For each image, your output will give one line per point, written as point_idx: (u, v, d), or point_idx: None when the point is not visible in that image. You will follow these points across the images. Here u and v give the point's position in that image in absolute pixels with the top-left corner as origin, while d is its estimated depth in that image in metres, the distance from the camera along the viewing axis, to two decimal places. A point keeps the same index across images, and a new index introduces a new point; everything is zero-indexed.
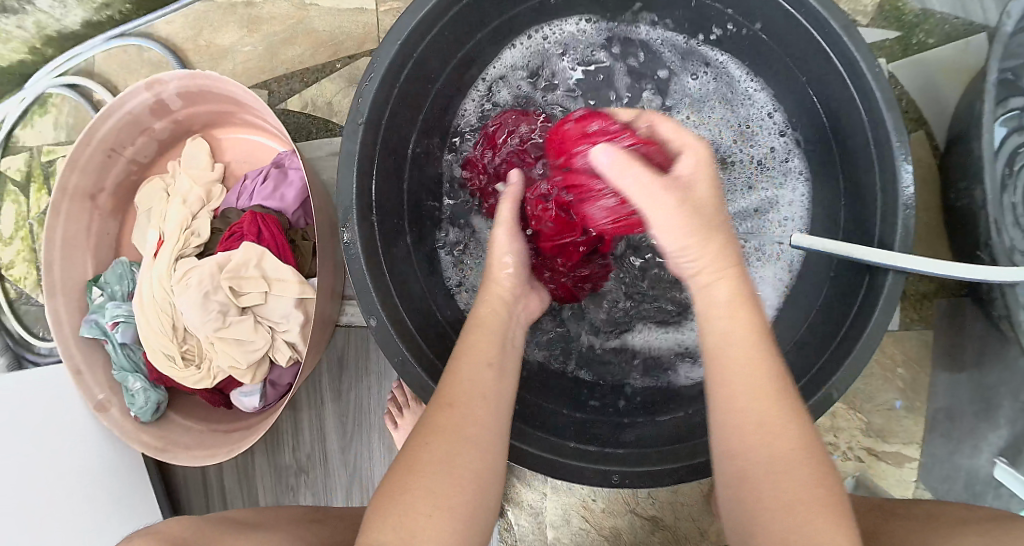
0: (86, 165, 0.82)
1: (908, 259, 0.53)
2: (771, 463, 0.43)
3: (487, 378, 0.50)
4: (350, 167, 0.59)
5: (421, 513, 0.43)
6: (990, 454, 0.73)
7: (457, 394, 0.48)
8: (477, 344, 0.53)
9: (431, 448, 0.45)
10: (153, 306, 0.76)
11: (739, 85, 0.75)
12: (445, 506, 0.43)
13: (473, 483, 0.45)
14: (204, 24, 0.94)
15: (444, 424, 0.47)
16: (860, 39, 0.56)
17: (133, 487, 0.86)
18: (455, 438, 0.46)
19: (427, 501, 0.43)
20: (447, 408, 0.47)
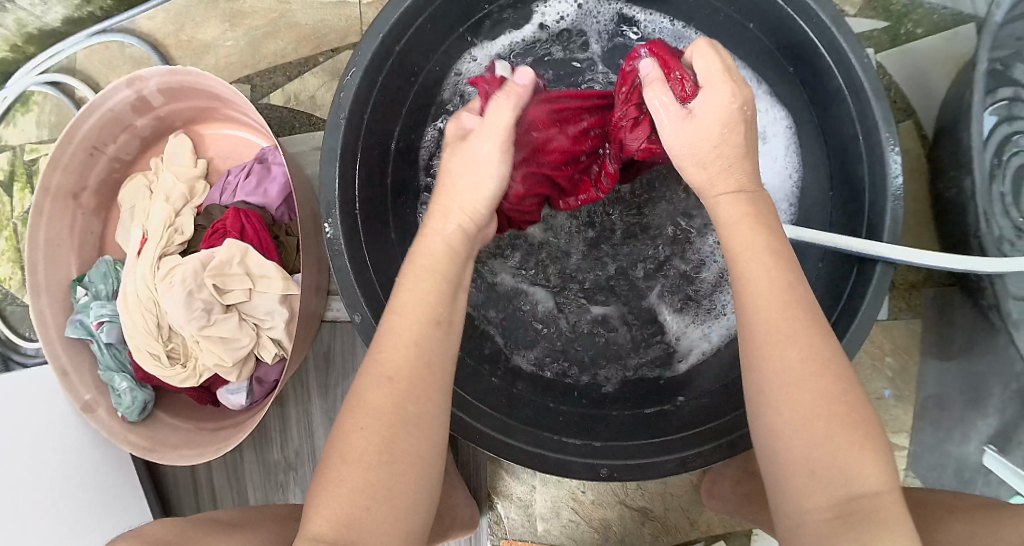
0: (68, 163, 0.81)
1: (891, 249, 0.55)
2: (798, 399, 0.40)
3: (429, 343, 0.43)
4: (333, 162, 0.58)
5: (358, 506, 0.39)
6: (981, 441, 0.73)
7: (397, 368, 0.42)
8: (422, 291, 0.45)
9: (370, 433, 0.41)
10: (137, 304, 0.75)
11: None
12: (388, 499, 0.40)
13: (415, 467, 0.41)
14: (186, 19, 0.93)
15: (380, 408, 0.41)
16: (848, 28, 0.56)
17: (121, 487, 0.85)
18: (394, 419, 0.41)
19: (367, 496, 0.39)
20: (385, 384, 0.42)
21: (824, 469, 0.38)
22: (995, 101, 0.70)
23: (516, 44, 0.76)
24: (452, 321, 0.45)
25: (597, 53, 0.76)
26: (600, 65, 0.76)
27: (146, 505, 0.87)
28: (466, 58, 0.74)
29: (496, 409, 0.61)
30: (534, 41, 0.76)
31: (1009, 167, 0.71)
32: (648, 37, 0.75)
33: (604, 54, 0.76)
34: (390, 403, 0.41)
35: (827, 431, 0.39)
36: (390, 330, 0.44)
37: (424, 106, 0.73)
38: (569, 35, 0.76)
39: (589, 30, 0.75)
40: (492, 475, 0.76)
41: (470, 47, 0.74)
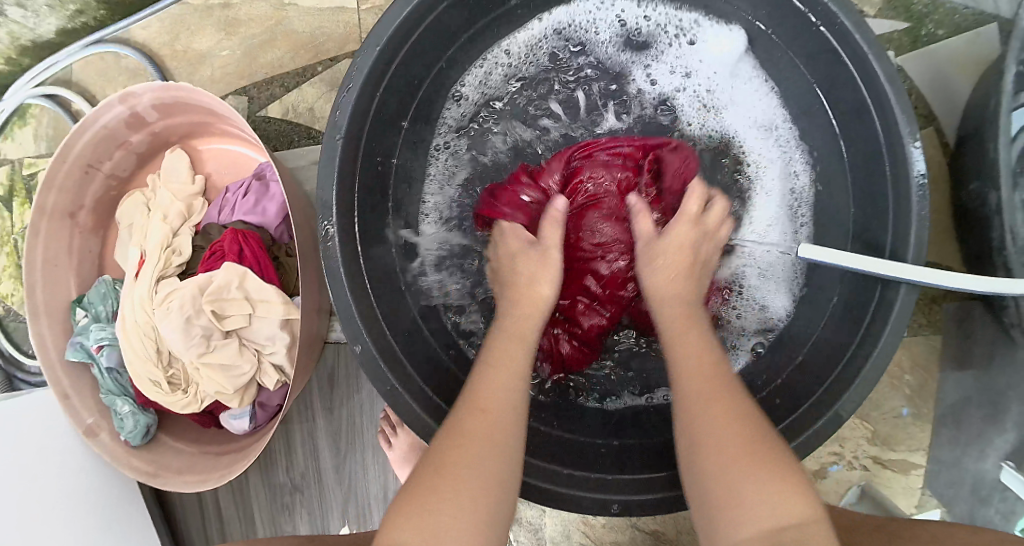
0: (63, 183, 0.79)
1: (921, 273, 0.50)
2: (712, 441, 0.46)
3: (512, 390, 0.51)
4: (330, 186, 0.55)
5: (457, 513, 0.43)
6: (998, 458, 0.68)
7: (490, 403, 0.49)
8: (506, 358, 0.54)
9: (465, 452, 0.46)
10: (135, 329, 0.73)
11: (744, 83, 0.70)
12: (473, 514, 0.43)
13: (495, 490, 0.45)
14: (180, 27, 0.90)
15: (472, 430, 0.47)
16: (874, 37, 0.52)
17: (127, 508, 0.84)
18: (490, 441, 0.47)
19: (451, 508, 0.43)
20: (478, 413, 0.49)
21: (745, 494, 0.42)
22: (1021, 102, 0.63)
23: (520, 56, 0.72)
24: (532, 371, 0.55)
25: (606, 62, 0.73)
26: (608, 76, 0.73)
27: (154, 528, 0.86)
28: (469, 74, 0.72)
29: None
30: (541, 52, 0.73)
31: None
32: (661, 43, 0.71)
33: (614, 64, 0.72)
34: (481, 427, 0.48)
35: (742, 465, 0.44)
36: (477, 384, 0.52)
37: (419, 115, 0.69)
38: (578, 46, 0.73)
39: (597, 38, 0.72)
40: None
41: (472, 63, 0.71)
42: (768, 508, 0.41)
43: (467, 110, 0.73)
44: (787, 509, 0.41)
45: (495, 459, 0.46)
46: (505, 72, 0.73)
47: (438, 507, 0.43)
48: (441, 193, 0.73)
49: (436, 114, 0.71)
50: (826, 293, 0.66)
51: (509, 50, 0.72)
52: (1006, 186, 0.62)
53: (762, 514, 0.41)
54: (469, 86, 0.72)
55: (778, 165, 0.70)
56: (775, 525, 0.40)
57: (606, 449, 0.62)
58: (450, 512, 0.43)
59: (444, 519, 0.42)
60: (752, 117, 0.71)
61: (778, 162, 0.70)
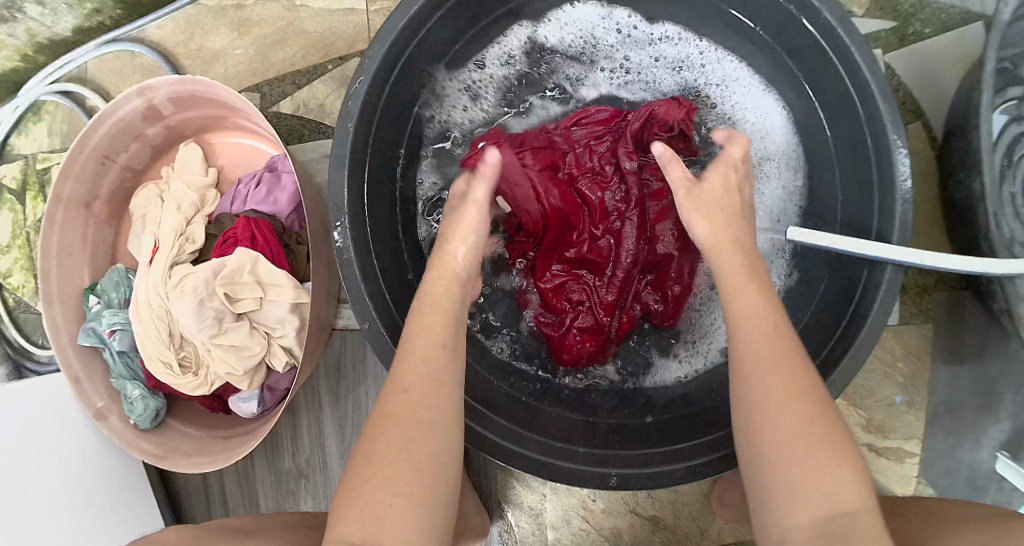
0: (80, 173, 0.82)
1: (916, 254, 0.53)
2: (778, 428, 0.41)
3: (440, 359, 0.48)
4: (341, 169, 0.58)
5: (380, 505, 0.41)
6: (992, 447, 0.72)
7: (413, 379, 0.46)
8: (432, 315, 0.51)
9: (391, 436, 0.44)
10: (149, 313, 0.76)
11: (743, 88, 0.73)
12: (403, 495, 0.41)
13: (431, 465, 0.43)
14: (195, 27, 0.93)
15: (402, 411, 0.45)
16: (854, 31, 0.56)
17: (134, 491, 0.86)
18: (410, 424, 0.44)
19: (386, 492, 0.41)
20: (403, 394, 0.45)
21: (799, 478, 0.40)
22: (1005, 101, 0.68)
23: (530, 50, 0.75)
24: (457, 342, 0.51)
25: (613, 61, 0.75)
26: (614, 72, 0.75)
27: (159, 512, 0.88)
28: (478, 63, 0.74)
29: (505, 417, 0.61)
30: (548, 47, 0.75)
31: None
32: (666, 46, 0.74)
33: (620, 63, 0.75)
34: (410, 407, 0.45)
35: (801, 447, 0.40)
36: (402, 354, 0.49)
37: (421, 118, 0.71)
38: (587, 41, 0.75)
39: (606, 36, 0.75)
40: (502, 482, 0.76)
41: (484, 53, 0.74)
42: (817, 495, 0.39)
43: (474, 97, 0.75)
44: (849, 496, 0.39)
45: (428, 436, 0.44)
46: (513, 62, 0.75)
47: (364, 500, 0.41)
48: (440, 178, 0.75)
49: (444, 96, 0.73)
50: (813, 280, 0.69)
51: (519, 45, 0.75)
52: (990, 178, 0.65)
53: (816, 499, 0.39)
54: (477, 73, 0.74)
55: (770, 165, 0.73)
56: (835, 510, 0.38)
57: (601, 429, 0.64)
58: (384, 496, 0.41)
59: (378, 505, 0.41)
60: (748, 118, 0.74)
61: (771, 162, 0.73)
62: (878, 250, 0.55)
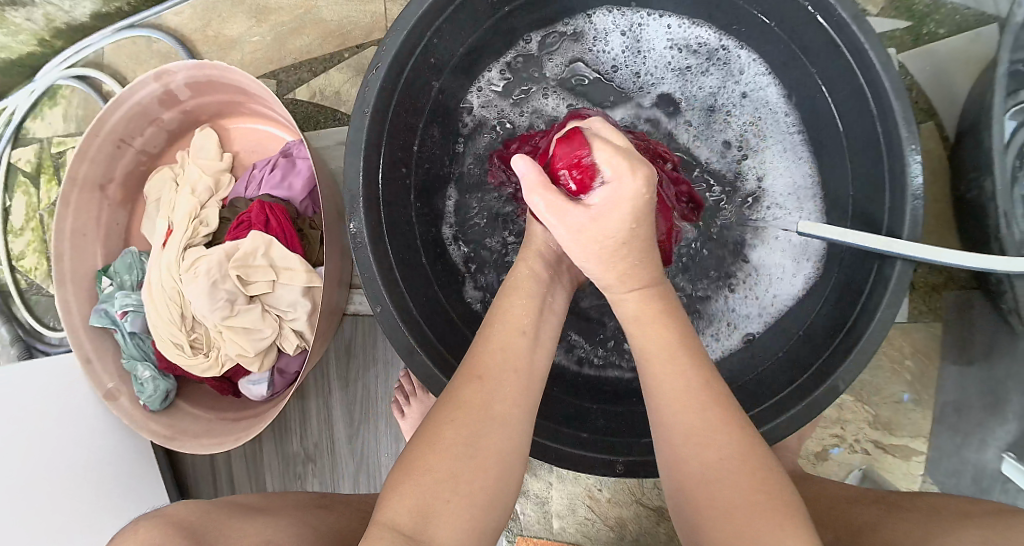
0: (95, 156, 0.82)
1: (915, 247, 0.53)
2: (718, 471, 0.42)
3: (517, 350, 0.49)
4: (357, 154, 0.59)
5: (440, 500, 0.43)
6: (998, 447, 0.70)
7: (486, 368, 0.48)
8: (512, 307, 0.52)
9: (456, 427, 0.45)
10: (161, 294, 0.76)
11: (749, 81, 0.75)
12: (464, 494, 0.43)
13: (494, 466, 0.45)
14: (212, 14, 0.94)
15: (470, 400, 0.46)
16: (869, 29, 0.55)
17: (140, 472, 0.86)
18: (476, 418, 0.46)
19: (445, 488, 0.43)
20: (477, 382, 0.47)
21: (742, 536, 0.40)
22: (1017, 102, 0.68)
23: (542, 48, 0.77)
24: (537, 331, 0.52)
25: (621, 56, 0.77)
26: (623, 67, 0.77)
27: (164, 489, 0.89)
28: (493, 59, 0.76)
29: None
30: (558, 46, 0.77)
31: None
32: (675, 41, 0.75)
33: (629, 59, 0.77)
34: (480, 398, 0.46)
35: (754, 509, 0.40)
36: (483, 337, 0.50)
37: (443, 121, 0.74)
38: (594, 40, 0.77)
39: (612, 35, 0.76)
40: None
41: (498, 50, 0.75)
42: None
43: (487, 95, 0.77)
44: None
45: (498, 434, 0.46)
46: (526, 58, 0.77)
47: (422, 491, 0.43)
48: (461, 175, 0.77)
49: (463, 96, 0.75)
50: (828, 273, 0.69)
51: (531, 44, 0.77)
52: (1002, 177, 0.65)
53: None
54: (491, 71, 0.76)
55: (777, 158, 0.75)
56: None
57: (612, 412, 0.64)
58: (444, 490, 0.43)
59: (438, 499, 0.43)
60: (756, 111, 0.75)
61: (777, 156, 0.75)
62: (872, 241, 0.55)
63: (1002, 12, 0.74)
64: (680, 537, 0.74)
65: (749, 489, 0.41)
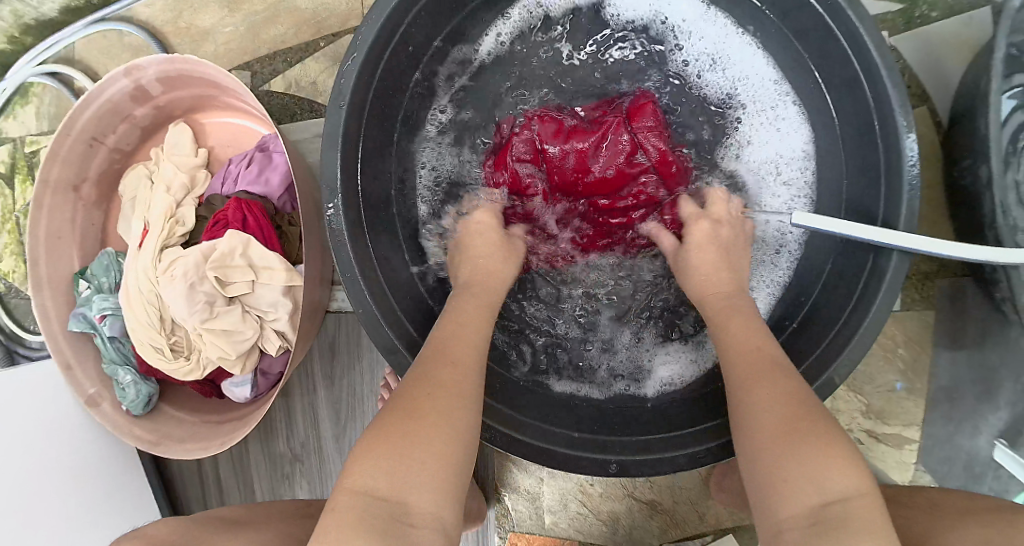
0: (66, 156, 0.80)
1: (919, 241, 0.51)
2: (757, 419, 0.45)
3: (473, 346, 0.53)
4: (334, 149, 0.56)
5: (416, 461, 0.41)
6: (990, 435, 0.71)
7: (458, 356, 0.51)
8: (478, 323, 0.56)
9: (433, 398, 0.46)
10: (139, 298, 0.74)
11: (736, 52, 0.70)
12: (436, 459, 0.42)
13: (462, 441, 0.45)
14: (184, 5, 0.91)
15: (443, 378, 0.48)
16: (865, 13, 0.53)
17: (125, 478, 0.85)
18: (451, 390, 0.47)
19: (415, 451, 0.42)
20: (449, 366, 0.49)
21: (793, 473, 0.40)
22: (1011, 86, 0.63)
23: (511, 27, 0.72)
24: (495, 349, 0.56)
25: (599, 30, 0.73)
26: (601, 43, 0.73)
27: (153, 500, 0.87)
28: (465, 40, 0.71)
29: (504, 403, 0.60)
30: (528, 21, 0.72)
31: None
32: (653, 12, 0.71)
33: (608, 32, 0.72)
34: (450, 376, 0.48)
35: (781, 441, 0.42)
36: (443, 338, 0.53)
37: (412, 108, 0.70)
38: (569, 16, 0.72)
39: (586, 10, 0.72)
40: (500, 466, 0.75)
41: (472, 29, 0.70)
42: (808, 483, 0.40)
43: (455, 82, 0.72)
44: (838, 480, 0.39)
45: (464, 411, 0.47)
46: (495, 38, 0.72)
47: (398, 453, 0.41)
48: (437, 169, 0.73)
49: (428, 85, 0.71)
50: (820, 260, 0.67)
51: (500, 24, 0.72)
52: (997, 161, 0.63)
53: (806, 489, 0.39)
54: (462, 53, 0.72)
55: (766, 133, 0.71)
56: (824, 499, 0.39)
57: (597, 413, 0.64)
58: (420, 452, 0.42)
59: (414, 460, 0.41)
60: (743, 83, 0.70)
61: (766, 131, 0.71)
62: (876, 233, 0.53)
63: None
64: (673, 530, 0.73)
65: (780, 425, 0.43)
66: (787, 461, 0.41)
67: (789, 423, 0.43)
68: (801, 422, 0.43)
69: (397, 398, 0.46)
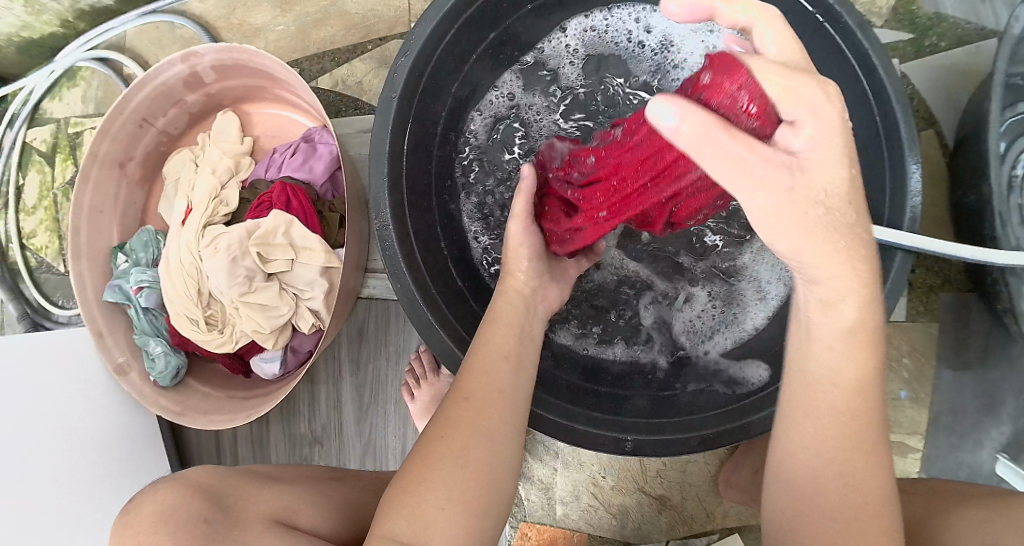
0: (117, 133, 0.83)
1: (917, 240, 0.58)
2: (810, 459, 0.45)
3: (498, 369, 0.50)
4: (385, 133, 0.60)
5: (432, 509, 0.44)
6: (993, 449, 0.76)
7: (472, 388, 0.49)
8: (500, 334, 0.53)
9: (448, 442, 0.47)
10: (179, 270, 0.77)
11: None
12: (457, 504, 0.45)
13: (485, 478, 0.47)
14: (237, 3, 0.96)
15: (458, 418, 0.48)
16: (873, 36, 0.59)
17: (145, 447, 0.87)
18: (468, 432, 0.47)
19: (442, 500, 0.45)
20: (462, 402, 0.48)
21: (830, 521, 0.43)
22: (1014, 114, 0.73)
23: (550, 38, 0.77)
24: (520, 355, 0.53)
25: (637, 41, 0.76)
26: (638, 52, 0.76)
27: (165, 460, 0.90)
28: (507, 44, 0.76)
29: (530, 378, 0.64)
30: (566, 33, 0.77)
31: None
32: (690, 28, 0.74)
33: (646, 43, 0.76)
34: (468, 415, 0.48)
35: (846, 485, 0.44)
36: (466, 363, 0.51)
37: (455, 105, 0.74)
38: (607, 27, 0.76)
39: (624, 21, 0.75)
40: None
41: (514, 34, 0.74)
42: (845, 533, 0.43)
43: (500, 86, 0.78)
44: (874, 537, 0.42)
45: (483, 451, 0.47)
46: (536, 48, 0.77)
47: (415, 504, 0.45)
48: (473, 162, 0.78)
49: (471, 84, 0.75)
50: None
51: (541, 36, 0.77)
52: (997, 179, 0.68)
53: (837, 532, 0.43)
54: (504, 57, 0.76)
55: None
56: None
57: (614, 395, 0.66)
58: (435, 500, 0.45)
59: (430, 509, 0.45)
60: None
61: None
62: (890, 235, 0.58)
63: (999, 27, 0.78)
64: (680, 527, 0.75)
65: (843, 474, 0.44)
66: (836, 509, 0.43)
67: (855, 467, 0.44)
68: (857, 472, 0.44)
69: (429, 440, 0.48)
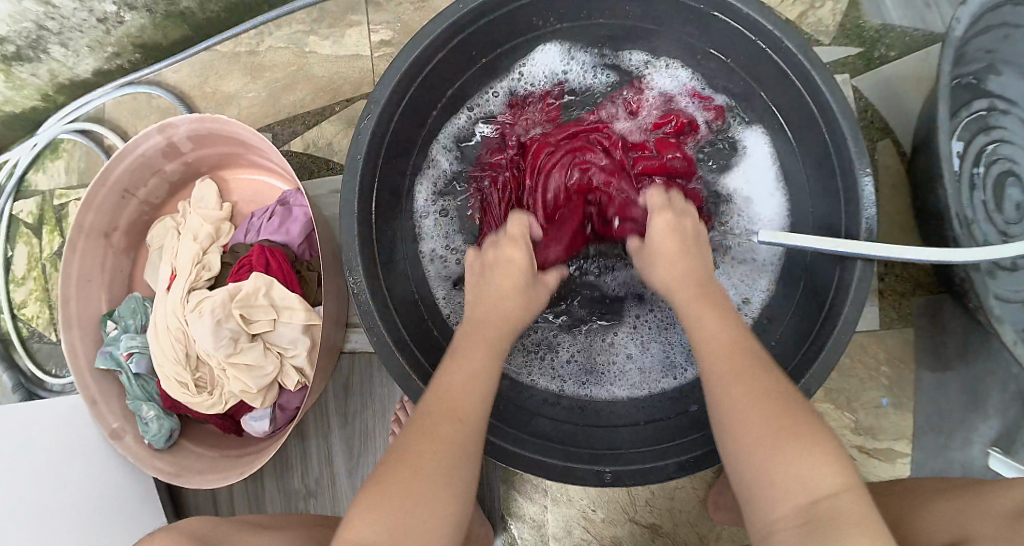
0: (101, 205, 0.86)
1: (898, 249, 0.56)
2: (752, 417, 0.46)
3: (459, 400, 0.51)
4: (351, 198, 0.62)
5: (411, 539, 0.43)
6: (982, 445, 0.77)
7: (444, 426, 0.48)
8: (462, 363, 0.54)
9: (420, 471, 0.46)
10: (166, 334, 0.80)
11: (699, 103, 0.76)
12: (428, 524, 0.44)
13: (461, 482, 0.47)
14: (210, 72, 1.00)
15: (421, 451, 0.47)
16: (817, 59, 0.59)
17: (144, 507, 0.88)
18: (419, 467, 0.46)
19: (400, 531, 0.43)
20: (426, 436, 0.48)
21: (780, 474, 0.43)
22: (969, 113, 0.78)
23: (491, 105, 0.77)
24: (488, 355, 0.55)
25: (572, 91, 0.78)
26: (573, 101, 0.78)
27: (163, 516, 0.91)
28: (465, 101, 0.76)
29: (498, 418, 0.64)
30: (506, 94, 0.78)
31: (991, 173, 0.76)
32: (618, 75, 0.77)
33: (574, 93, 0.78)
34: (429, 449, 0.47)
35: (788, 440, 0.44)
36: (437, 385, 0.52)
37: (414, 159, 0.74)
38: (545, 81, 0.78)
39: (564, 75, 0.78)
40: (506, 496, 0.79)
41: (478, 87, 0.76)
42: (798, 487, 0.42)
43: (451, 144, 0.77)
44: (828, 485, 0.42)
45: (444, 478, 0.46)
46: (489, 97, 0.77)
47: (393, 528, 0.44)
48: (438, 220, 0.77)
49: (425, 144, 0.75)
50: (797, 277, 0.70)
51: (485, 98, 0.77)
52: (950, 184, 0.68)
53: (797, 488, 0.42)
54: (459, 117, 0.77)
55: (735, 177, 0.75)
56: (812, 500, 0.42)
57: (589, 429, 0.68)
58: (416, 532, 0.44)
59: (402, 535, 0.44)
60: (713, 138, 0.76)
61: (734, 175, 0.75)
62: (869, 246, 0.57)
63: (939, 29, 0.81)
64: None
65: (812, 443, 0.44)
66: (787, 459, 0.44)
67: (779, 416, 0.45)
68: (792, 422, 0.45)
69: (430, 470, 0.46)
